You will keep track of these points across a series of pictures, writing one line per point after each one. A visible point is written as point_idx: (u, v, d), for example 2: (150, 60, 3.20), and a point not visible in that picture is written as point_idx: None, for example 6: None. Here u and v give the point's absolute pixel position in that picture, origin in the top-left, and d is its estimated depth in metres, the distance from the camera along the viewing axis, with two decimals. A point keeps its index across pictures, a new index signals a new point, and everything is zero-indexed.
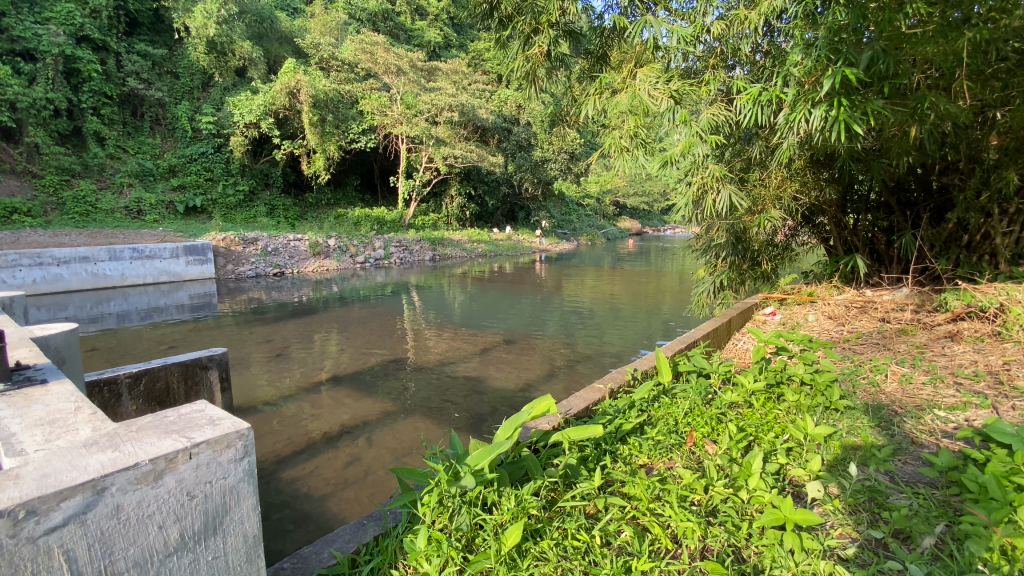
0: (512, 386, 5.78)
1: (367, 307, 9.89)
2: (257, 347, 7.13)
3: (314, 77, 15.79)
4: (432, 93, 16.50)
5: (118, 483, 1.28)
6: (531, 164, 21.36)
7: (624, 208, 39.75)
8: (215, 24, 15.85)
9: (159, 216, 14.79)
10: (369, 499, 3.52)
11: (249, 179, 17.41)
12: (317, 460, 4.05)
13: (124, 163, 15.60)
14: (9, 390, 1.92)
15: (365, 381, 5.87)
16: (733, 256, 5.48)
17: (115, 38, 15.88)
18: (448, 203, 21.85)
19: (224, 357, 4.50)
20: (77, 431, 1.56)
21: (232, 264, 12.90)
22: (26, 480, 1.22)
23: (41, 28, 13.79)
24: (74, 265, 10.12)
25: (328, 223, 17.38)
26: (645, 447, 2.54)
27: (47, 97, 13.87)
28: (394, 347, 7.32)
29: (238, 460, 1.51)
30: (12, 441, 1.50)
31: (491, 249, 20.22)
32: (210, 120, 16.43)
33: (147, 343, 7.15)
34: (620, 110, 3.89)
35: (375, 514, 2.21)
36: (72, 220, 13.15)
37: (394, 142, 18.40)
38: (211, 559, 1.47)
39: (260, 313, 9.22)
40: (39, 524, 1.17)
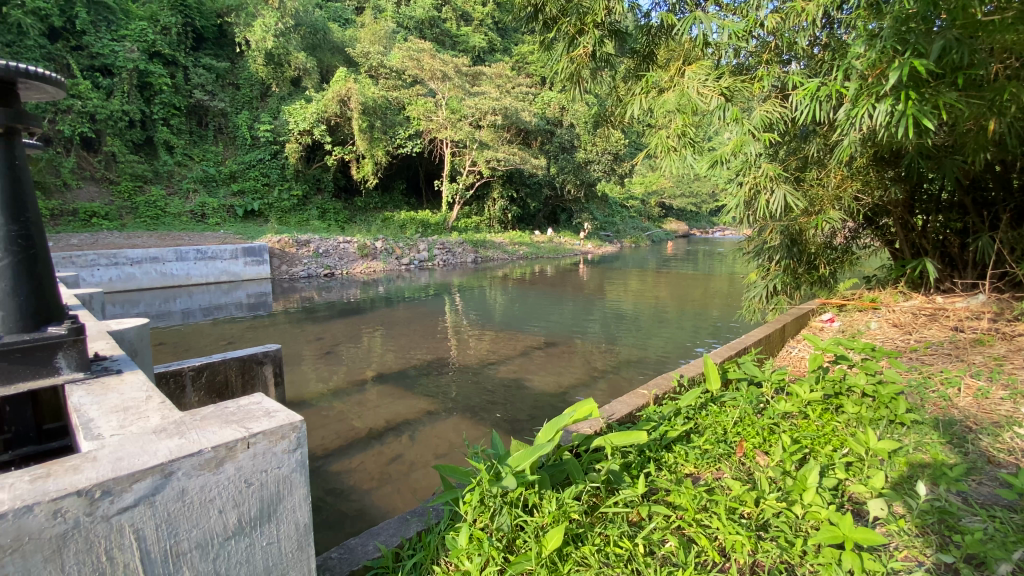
0: (553, 389, 5.77)
1: (410, 308, 10.13)
2: (307, 345, 7.44)
3: (364, 85, 16.27)
4: (475, 97, 16.76)
5: (183, 468, 1.36)
6: (574, 165, 21.23)
7: (671, 210, 38.63)
8: (273, 37, 16.67)
9: (221, 219, 15.66)
10: (412, 495, 3.60)
11: (302, 184, 18.13)
12: (362, 456, 4.16)
13: (190, 170, 16.58)
14: (89, 380, 2.06)
15: (410, 380, 6.01)
16: (788, 259, 5.23)
17: (184, 53, 17.03)
18: (491, 205, 21.91)
19: (278, 353, 4.70)
20: (148, 418, 1.67)
21: (286, 265, 13.49)
22: (104, 462, 1.32)
23: (117, 45, 15.04)
24: (146, 265, 10.87)
25: (374, 226, 17.85)
26: (692, 456, 2.48)
27: (122, 109, 15.12)
28: (439, 347, 7.48)
29: (292, 451, 1.57)
30: (92, 426, 1.63)
31: (532, 252, 20.24)
32: (267, 129, 17.26)
33: (208, 339, 7.60)
34: (665, 109, 3.77)
35: (418, 510, 2.24)
36: (144, 223, 14.14)
37: (439, 146, 18.69)
38: (266, 545, 1.54)
39: (311, 311, 9.64)
40: (113, 503, 1.26)
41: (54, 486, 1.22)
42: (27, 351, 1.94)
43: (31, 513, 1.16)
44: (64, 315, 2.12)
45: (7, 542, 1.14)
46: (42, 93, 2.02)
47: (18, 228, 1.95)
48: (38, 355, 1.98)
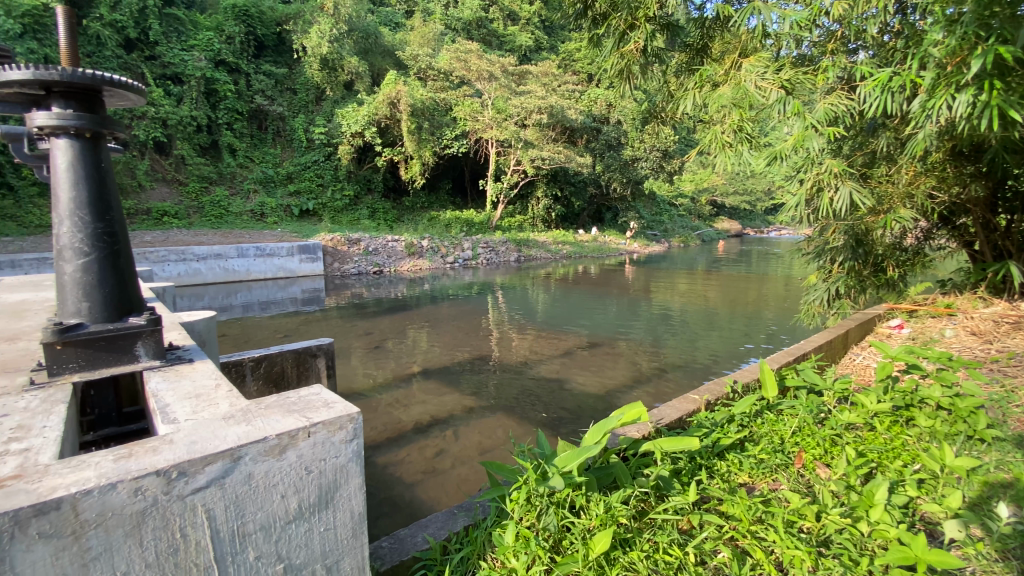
0: (597, 390, 5.70)
1: (455, 305, 10.27)
2: (357, 339, 7.70)
3: (412, 87, 16.65)
4: (521, 97, 16.81)
5: (250, 454, 1.44)
6: (620, 163, 20.87)
7: (722, 208, 37.26)
8: (328, 43, 17.33)
9: (278, 218, 16.44)
10: (456, 489, 3.65)
11: (353, 184, 18.75)
12: (408, 449, 4.25)
13: (251, 172, 17.48)
14: (164, 367, 2.21)
15: (454, 376, 6.10)
16: (852, 261, 4.93)
17: (246, 61, 18.01)
18: (535, 204, 21.85)
19: (331, 346, 4.89)
20: (217, 405, 1.78)
21: (338, 262, 14.00)
22: (180, 445, 1.42)
23: (187, 55, 16.15)
24: (211, 261, 11.55)
25: (421, 225, 18.21)
26: (747, 465, 2.40)
27: (191, 115, 16.19)
28: (482, 345, 7.56)
29: (349, 441, 1.62)
30: (168, 411, 1.74)
31: (576, 251, 20.07)
32: (322, 132, 17.89)
33: (266, 331, 8.01)
34: (719, 104, 3.62)
35: (465, 505, 2.27)
36: (210, 222, 15.05)
37: (485, 146, 18.85)
38: (323, 530, 1.60)
39: (360, 307, 9.96)
40: (188, 484, 1.35)
41: (136, 465, 1.32)
42: (111, 340, 2.11)
43: (114, 490, 1.26)
44: (144, 306, 2.28)
45: (93, 516, 1.24)
46: (125, 99, 2.18)
47: (104, 225, 2.12)
48: (121, 343, 2.14)
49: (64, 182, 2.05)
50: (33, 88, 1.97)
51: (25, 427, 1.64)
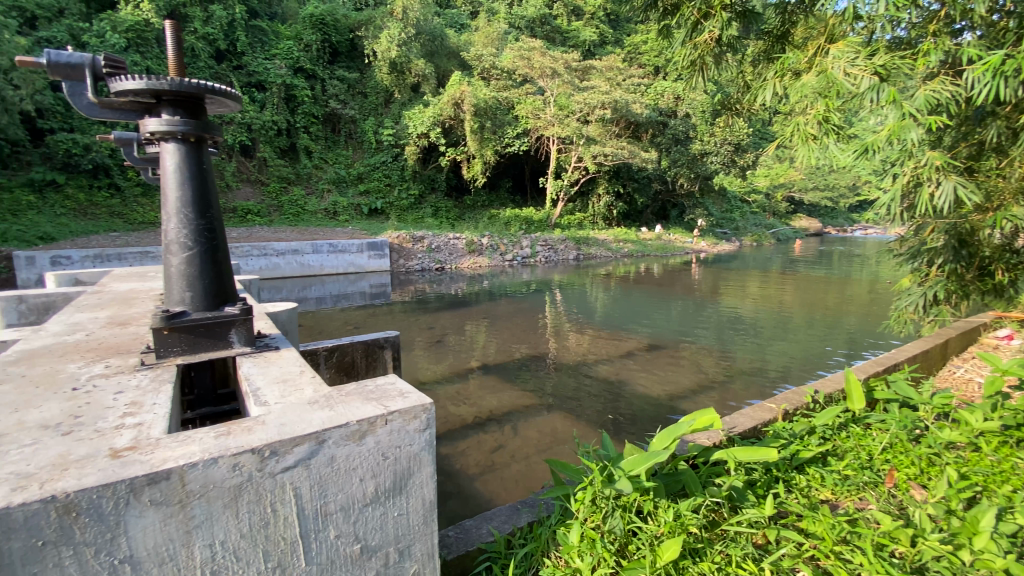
0: (659, 394, 5.54)
1: (513, 303, 10.35)
2: (420, 333, 7.97)
3: (476, 87, 16.93)
4: (584, 92, 16.60)
5: (334, 437, 1.53)
6: (688, 158, 20.07)
7: (800, 206, 34.89)
8: (397, 47, 17.99)
9: (349, 216, 17.28)
10: (516, 484, 3.69)
11: (418, 183, 19.35)
12: (469, 441, 4.35)
13: (325, 172, 18.47)
14: (254, 353, 2.39)
15: (513, 373, 6.15)
16: (954, 263, 4.48)
17: (322, 67, 19.09)
18: (596, 201, 21.49)
19: (397, 338, 5.10)
20: (302, 390, 1.90)
21: (403, 259, 14.53)
22: (272, 426, 1.53)
23: (269, 63, 17.43)
24: (289, 256, 12.32)
25: (482, 223, 18.48)
26: (829, 481, 2.25)
27: (272, 119, 17.41)
28: (541, 343, 7.57)
29: (423, 431, 1.69)
30: (260, 393, 1.89)
31: (639, 250, 19.58)
32: (390, 133, 18.64)
33: (337, 323, 8.48)
34: (803, 94, 3.34)
35: (529, 501, 2.30)
36: (288, 220, 16.10)
37: (546, 144, 18.80)
38: (397, 515, 1.67)
39: (423, 302, 10.28)
40: (278, 462, 1.45)
41: (234, 443, 1.44)
42: (208, 327, 2.30)
43: (216, 464, 1.37)
44: (237, 297, 2.47)
45: (197, 487, 1.36)
46: (225, 106, 2.37)
47: (204, 222, 2.32)
48: (217, 330, 2.33)
49: (173, 181, 2.27)
50: (147, 98, 2.19)
51: (139, 403, 1.83)
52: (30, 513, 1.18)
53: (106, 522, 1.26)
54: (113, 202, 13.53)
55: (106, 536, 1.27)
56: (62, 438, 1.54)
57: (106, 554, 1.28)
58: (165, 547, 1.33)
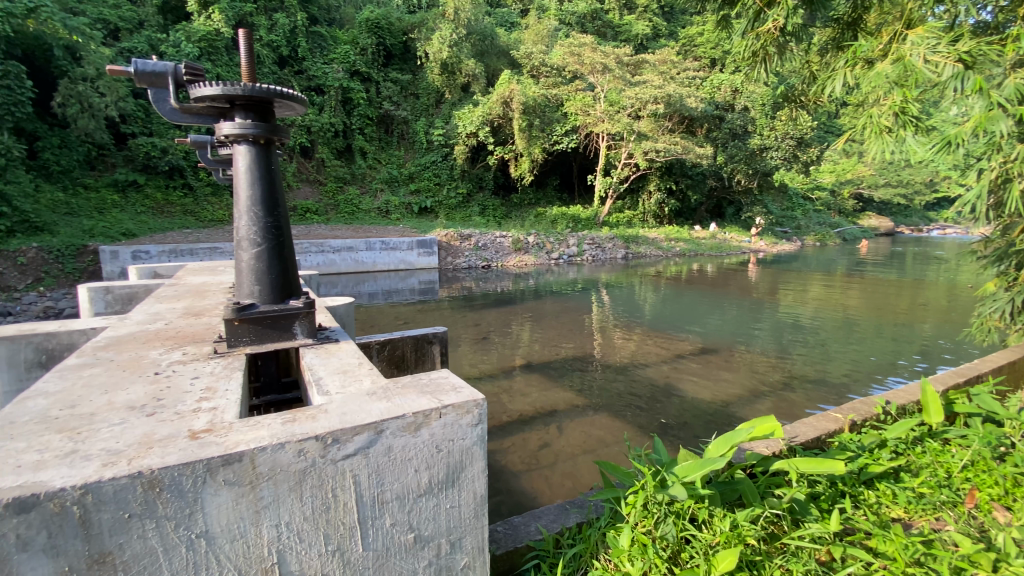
0: (710, 399, 5.36)
1: (559, 302, 10.30)
2: (466, 330, 8.09)
3: (525, 85, 16.95)
4: (636, 87, 16.27)
5: (391, 428, 1.58)
6: (746, 154, 19.20)
7: (869, 204, 32.61)
8: (448, 48, 18.30)
9: (400, 215, 17.75)
10: (561, 483, 3.68)
11: (467, 182, 19.61)
12: (514, 438, 4.37)
13: (378, 172, 19.04)
14: (316, 344, 2.51)
15: (558, 372, 6.14)
16: None
17: (376, 70, 19.72)
18: (647, 199, 20.96)
19: (445, 334, 5.21)
20: (360, 381, 1.98)
21: (451, 257, 14.79)
22: (334, 415, 1.61)
23: (328, 68, 18.19)
24: (344, 253, 12.78)
25: (529, 221, 18.50)
26: (902, 498, 2.11)
27: (330, 122, 18.14)
28: (587, 342, 7.50)
29: (475, 425, 1.73)
30: (322, 383, 1.98)
31: (690, 249, 18.97)
32: (440, 133, 18.98)
33: (388, 318, 8.75)
34: (876, 85, 3.11)
35: (578, 502, 2.28)
36: (343, 218, 16.74)
37: (595, 141, 18.54)
38: (449, 507, 1.71)
39: (470, 300, 10.43)
40: (340, 450, 1.52)
41: (300, 429, 1.52)
42: (275, 319, 2.44)
43: (283, 449, 1.46)
44: (301, 291, 2.60)
45: (266, 470, 1.44)
46: (292, 109, 2.49)
47: (272, 219, 2.46)
48: (283, 322, 2.46)
49: (244, 181, 2.41)
50: (222, 102, 2.33)
51: (213, 388, 1.96)
52: (120, 487, 1.29)
53: (184, 499, 1.36)
54: (186, 201, 14.53)
55: (185, 512, 1.37)
56: (147, 418, 1.68)
57: (185, 528, 1.37)
58: (236, 525, 1.42)
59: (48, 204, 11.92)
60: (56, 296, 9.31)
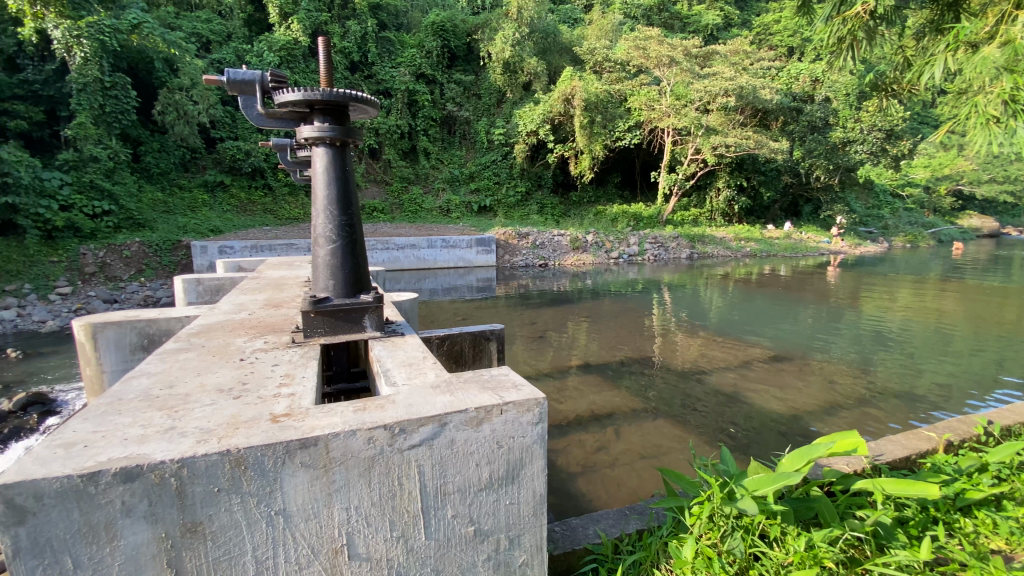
0: (779, 409, 5.06)
1: (618, 302, 10.09)
2: (523, 327, 8.12)
3: (588, 81, 16.73)
4: (705, 80, 15.67)
5: (454, 422, 1.62)
6: (827, 148, 17.86)
7: (971, 202, 29.38)
8: (511, 47, 18.41)
9: (460, 213, 18.09)
10: (618, 488, 3.61)
11: (526, 181, 19.67)
12: (571, 438, 4.34)
13: (441, 172, 19.49)
14: (384, 338, 2.61)
15: (615, 374, 6.02)
16: None
17: (441, 72, 20.24)
18: (714, 196, 20.04)
19: (502, 331, 5.21)
20: (425, 374, 2.04)
21: (508, 255, 14.92)
22: (401, 406, 1.66)
23: (395, 71, 18.88)
24: (407, 250, 13.18)
25: (588, 220, 18.26)
26: (1007, 531, 1.90)
27: (396, 124, 18.78)
28: (647, 345, 7.29)
29: (536, 424, 1.73)
30: (389, 375, 2.06)
31: (761, 250, 17.94)
32: (501, 132, 19.15)
33: (447, 314, 8.95)
34: (981, 72, 2.78)
35: (638, 509, 2.23)
36: (406, 216, 17.32)
37: (660, 136, 17.97)
38: (509, 503, 1.73)
39: (526, 298, 10.45)
40: (406, 440, 1.58)
41: (370, 418, 1.59)
42: (347, 312, 2.57)
43: (354, 436, 1.53)
44: (370, 285, 2.71)
45: (338, 455, 1.52)
46: (364, 112, 2.59)
47: (346, 218, 2.59)
48: (353, 315, 2.59)
49: (322, 181, 2.54)
50: (302, 107, 2.47)
51: (292, 375, 2.09)
52: (210, 463, 1.41)
53: (265, 477, 1.46)
54: (265, 200, 15.62)
55: (266, 490, 1.46)
56: (234, 400, 1.82)
57: (265, 504, 1.47)
58: (311, 505, 1.51)
59: (149, 203, 13.24)
60: (155, 286, 10.34)
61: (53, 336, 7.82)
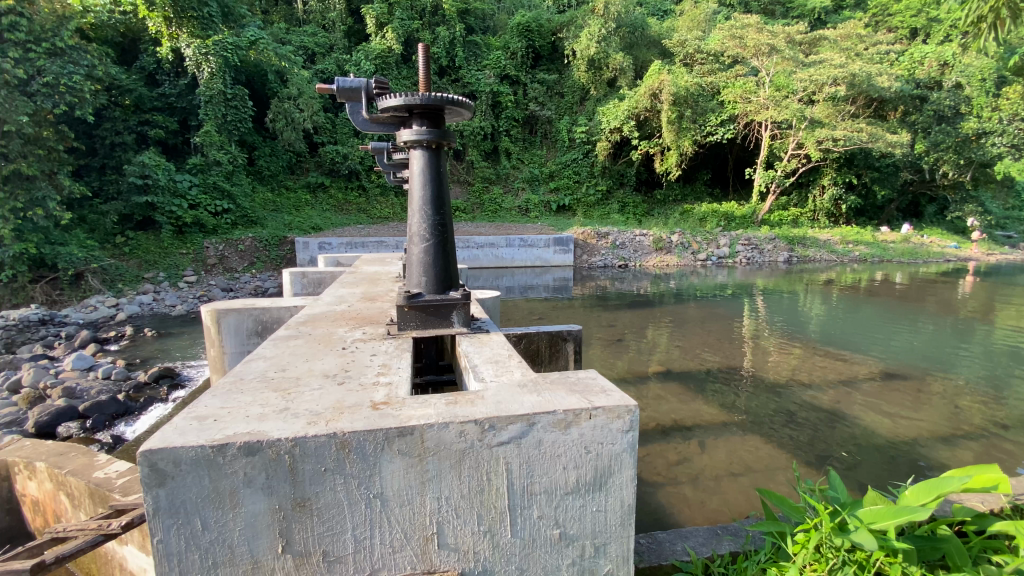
0: (889, 432, 4.54)
1: (703, 307, 9.58)
2: (600, 329, 7.97)
3: (677, 75, 16.07)
4: (810, 68, 14.40)
5: (543, 423, 1.61)
6: (957, 140, 15.72)
7: None
8: (596, 44, 18.14)
9: (540, 213, 18.10)
10: (702, 504, 3.42)
11: (608, 179, 19.29)
12: (650, 447, 4.19)
13: (521, 171, 19.61)
14: (471, 334, 2.66)
15: (698, 383, 5.72)
16: None
17: (525, 72, 20.44)
18: (817, 194, 18.35)
19: (579, 332, 5.08)
20: (512, 372, 2.06)
21: (587, 255, 14.75)
22: (491, 403, 1.69)
23: (481, 74, 19.33)
24: (486, 249, 13.43)
25: (673, 219, 17.51)
26: None
27: (479, 125, 19.18)
28: (734, 353, 6.86)
29: (625, 432, 1.68)
30: (478, 370, 2.11)
31: (872, 254, 16.16)
32: (583, 131, 18.96)
33: (524, 312, 9.02)
34: None
35: (731, 529, 2.11)
36: (487, 215, 17.69)
37: (756, 130, 16.84)
38: (595, 511, 1.69)
39: (604, 299, 10.24)
40: (496, 436, 1.60)
41: (461, 413, 1.63)
42: (437, 307, 2.66)
43: (447, 429, 1.57)
44: (459, 283, 2.79)
45: (432, 446, 1.57)
46: (459, 115, 2.66)
47: (439, 218, 2.68)
48: (442, 311, 2.67)
49: (418, 182, 2.66)
50: (403, 112, 2.60)
51: (388, 366, 2.21)
52: (319, 444, 1.52)
53: (366, 461, 1.54)
54: (359, 200, 16.72)
55: (366, 473, 1.55)
56: (338, 386, 1.95)
57: (366, 487, 1.55)
58: (405, 491, 1.57)
59: (261, 202, 14.68)
60: (263, 278, 11.47)
61: (181, 318, 8.92)
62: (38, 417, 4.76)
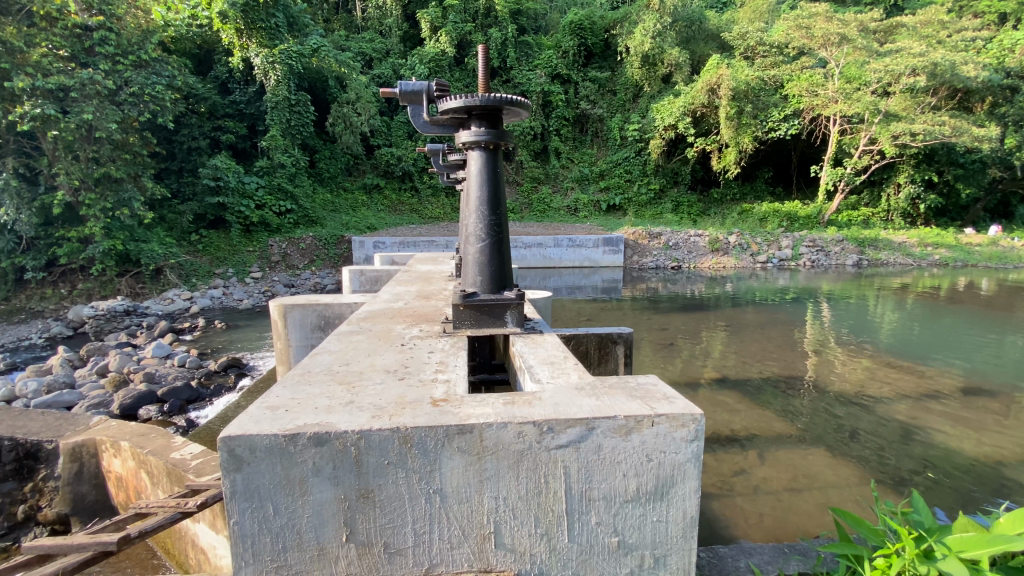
0: (972, 451, 4.17)
1: (762, 311, 9.15)
2: (650, 332, 7.77)
3: (737, 69, 15.43)
4: (885, 58, 13.42)
5: (602, 427, 1.59)
6: None
7: None
8: (651, 39, 17.70)
9: (589, 213, 17.90)
10: (761, 518, 3.27)
11: (661, 178, 18.79)
12: (704, 456, 4.04)
13: (570, 171, 19.42)
14: (525, 334, 2.66)
15: (756, 391, 5.46)
16: None
17: (576, 71, 20.27)
18: (892, 193, 17.08)
19: (630, 335, 4.99)
20: (569, 374, 2.04)
21: (638, 255, 14.45)
22: (549, 404, 1.68)
23: (532, 74, 19.32)
24: (535, 249, 13.34)
25: (730, 219, 16.83)
26: None
27: (529, 125, 19.15)
28: (796, 361, 6.51)
29: (689, 442, 1.62)
30: (534, 371, 2.10)
31: (955, 258, 14.87)
32: (636, 128, 18.59)
33: (572, 313, 8.95)
34: None
35: (799, 548, 2.01)
36: (535, 215, 17.70)
37: (823, 125, 15.93)
38: (655, 520, 1.64)
39: (655, 301, 9.98)
40: (555, 439, 1.58)
41: (519, 413, 1.63)
42: (491, 306, 2.68)
43: (505, 429, 1.57)
44: (512, 283, 2.80)
45: (491, 445, 1.58)
46: (517, 114, 2.66)
47: (494, 218, 2.70)
48: (496, 311, 2.69)
49: (475, 182, 2.68)
50: (462, 113, 2.63)
51: (445, 364, 2.24)
52: (382, 437, 1.56)
53: (427, 457, 1.57)
54: (412, 200, 17.15)
55: (426, 469, 1.58)
56: (398, 382, 2.00)
57: (426, 483, 1.58)
58: (464, 489, 1.59)
59: (320, 203, 15.37)
60: (322, 275, 12.02)
61: (248, 312, 9.48)
62: (123, 400, 5.18)
